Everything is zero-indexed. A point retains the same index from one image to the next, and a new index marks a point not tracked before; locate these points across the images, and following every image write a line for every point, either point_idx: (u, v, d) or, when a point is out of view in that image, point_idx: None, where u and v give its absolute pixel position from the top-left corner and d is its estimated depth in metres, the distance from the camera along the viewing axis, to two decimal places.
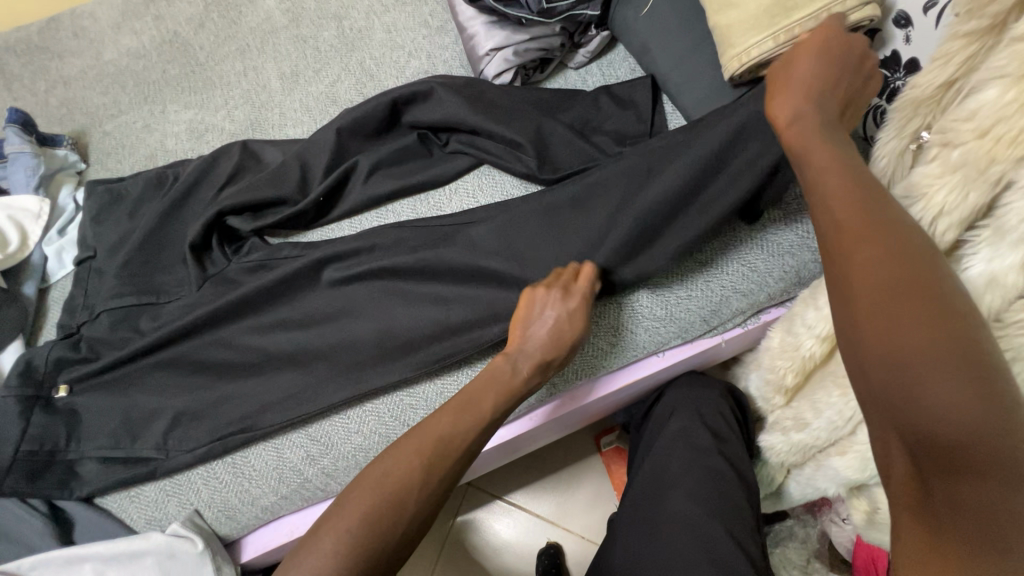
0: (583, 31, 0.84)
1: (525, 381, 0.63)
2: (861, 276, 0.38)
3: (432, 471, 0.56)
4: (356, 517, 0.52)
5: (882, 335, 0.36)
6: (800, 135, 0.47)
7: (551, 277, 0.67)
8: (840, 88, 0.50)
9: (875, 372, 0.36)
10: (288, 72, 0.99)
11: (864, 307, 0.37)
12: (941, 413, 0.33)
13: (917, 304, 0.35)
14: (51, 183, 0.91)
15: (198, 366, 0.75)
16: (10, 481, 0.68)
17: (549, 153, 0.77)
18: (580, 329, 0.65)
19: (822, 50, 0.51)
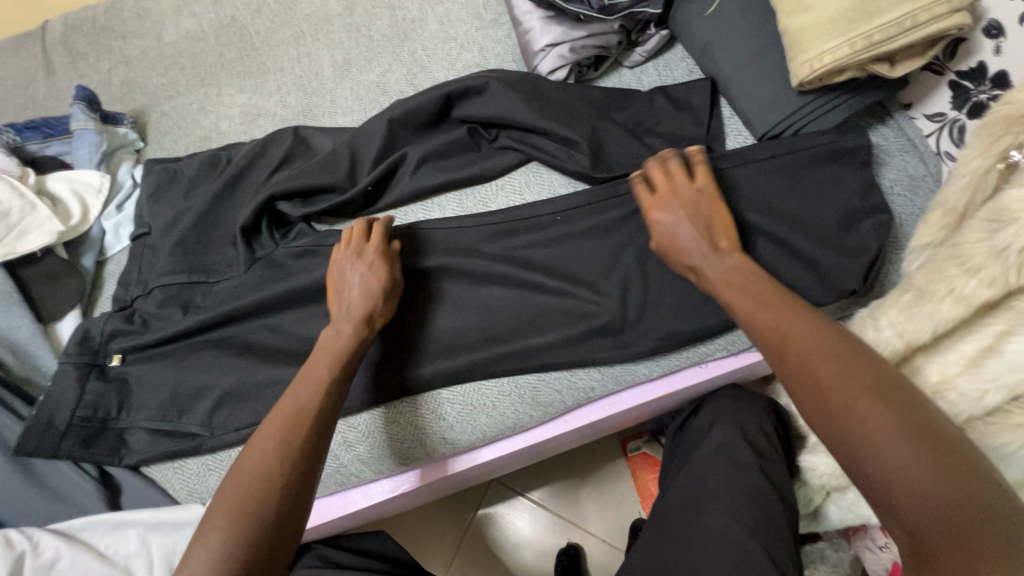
0: (642, 29, 0.82)
1: (355, 339, 0.64)
2: (802, 360, 0.47)
3: (289, 444, 0.54)
4: (231, 507, 0.50)
5: (822, 394, 0.45)
6: (703, 274, 0.60)
7: (341, 249, 0.70)
8: (705, 215, 0.62)
9: (833, 429, 0.43)
10: (340, 60, 1.00)
11: (811, 384, 0.46)
12: (902, 451, 0.40)
13: (860, 375, 0.44)
14: (112, 159, 0.95)
15: (245, 348, 0.77)
16: (66, 445, 0.72)
17: (601, 155, 0.76)
18: (390, 276, 0.69)
19: (660, 198, 0.64)
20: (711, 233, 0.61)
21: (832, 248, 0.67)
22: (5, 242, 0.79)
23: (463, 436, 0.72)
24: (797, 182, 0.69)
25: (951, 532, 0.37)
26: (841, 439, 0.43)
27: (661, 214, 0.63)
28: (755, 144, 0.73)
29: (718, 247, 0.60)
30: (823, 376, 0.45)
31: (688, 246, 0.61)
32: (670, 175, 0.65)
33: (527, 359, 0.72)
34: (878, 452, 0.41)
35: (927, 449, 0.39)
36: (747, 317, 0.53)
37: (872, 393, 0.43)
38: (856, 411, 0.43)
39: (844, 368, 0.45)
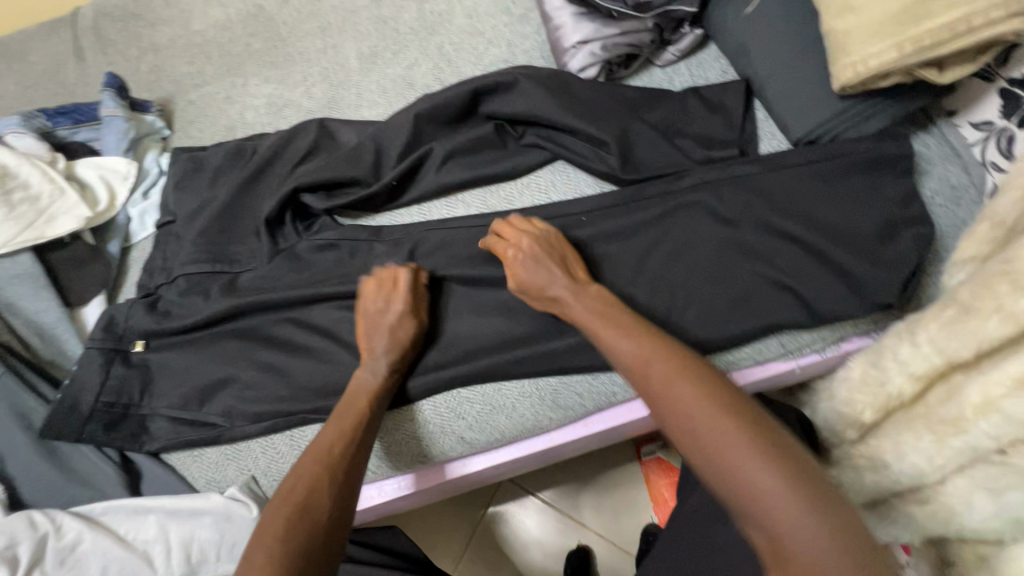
0: (676, 28, 0.80)
1: (388, 381, 0.67)
2: (668, 390, 0.53)
3: (336, 468, 0.58)
4: (276, 531, 0.52)
5: (683, 418, 0.51)
6: (569, 308, 0.65)
7: (371, 294, 0.70)
8: (557, 253, 0.68)
9: (696, 448, 0.49)
10: (367, 53, 1.00)
11: (678, 414, 0.51)
12: (748, 461, 0.46)
13: (710, 395, 0.51)
14: (139, 147, 0.95)
15: (267, 340, 0.77)
16: (89, 429, 0.73)
17: (631, 155, 0.75)
18: (418, 324, 0.70)
19: (512, 241, 0.70)
20: (564, 268, 0.67)
21: (867, 258, 0.65)
22: (36, 226, 0.80)
23: (481, 436, 0.72)
24: (832, 190, 0.67)
25: (803, 536, 0.42)
26: (708, 462, 0.48)
27: (515, 254, 0.69)
28: (790, 149, 0.71)
29: (576, 280, 0.66)
30: (682, 402, 0.51)
31: (546, 281, 0.67)
32: (513, 225, 0.71)
33: (549, 361, 0.71)
34: (739, 471, 0.46)
35: (767, 453, 0.46)
36: (616, 350, 0.59)
37: (728, 416, 0.49)
38: (718, 436, 0.48)
39: (702, 395, 0.51)
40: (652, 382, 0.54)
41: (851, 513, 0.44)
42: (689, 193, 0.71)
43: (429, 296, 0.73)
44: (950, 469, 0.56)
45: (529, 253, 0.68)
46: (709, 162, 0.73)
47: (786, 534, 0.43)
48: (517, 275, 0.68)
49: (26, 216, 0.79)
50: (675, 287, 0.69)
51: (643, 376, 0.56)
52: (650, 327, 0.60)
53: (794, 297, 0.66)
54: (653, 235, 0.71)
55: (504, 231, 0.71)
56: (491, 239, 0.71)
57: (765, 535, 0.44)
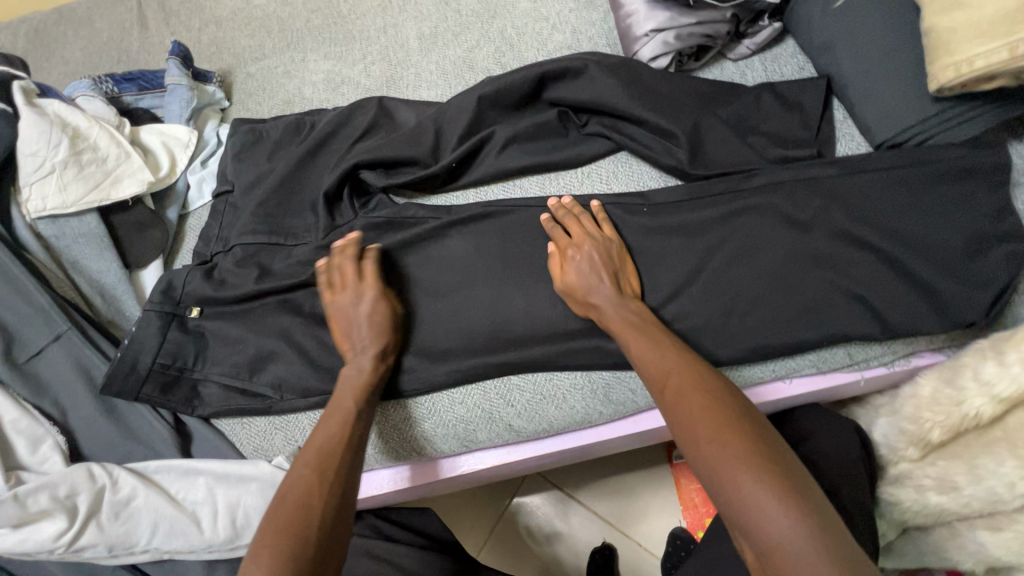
0: (754, 21, 0.77)
1: (375, 374, 0.66)
2: (679, 399, 0.53)
3: (326, 469, 0.56)
4: (271, 536, 0.51)
5: (690, 428, 0.51)
6: (606, 316, 0.64)
7: (340, 287, 0.70)
8: (611, 264, 0.67)
9: (699, 459, 0.49)
10: (427, 33, 0.99)
11: (687, 424, 0.52)
12: (746, 476, 0.46)
13: (719, 411, 0.51)
14: (199, 117, 0.96)
15: (320, 316, 0.78)
16: (146, 389, 0.74)
17: (701, 150, 0.72)
18: (391, 310, 0.70)
19: (574, 242, 0.68)
20: (616, 278, 0.66)
21: (950, 272, 0.62)
22: (102, 188, 0.80)
23: (528, 425, 0.71)
24: (918, 198, 0.64)
25: (790, 556, 0.42)
26: (707, 473, 0.49)
27: (575, 254, 0.67)
28: (871, 152, 0.69)
29: (620, 292, 0.65)
30: (693, 412, 0.52)
31: (591, 286, 0.65)
32: (581, 224, 0.70)
33: (602, 356, 0.69)
34: (734, 484, 0.47)
35: (768, 472, 0.46)
36: (636, 355, 0.60)
37: (734, 432, 0.49)
38: (719, 449, 0.49)
39: (713, 409, 0.51)
40: (666, 390, 0.55)
41: (847, 542, 0.43)
42: (761, 192, 0.68)
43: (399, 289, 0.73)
44: None
45: (589, 254, 0.67)
46: (784, 161, 0.71)
47: (775, 552, 0.43)
48: (573, 276, 0.66)
49: (93, 177, 0.80)
50: (743, 289, 0.66)
51: (658, 382, 0.56)
52: (672, 339, 0.60)
53: (867, 309, 0.64)
54: (719, 233, 0.68)
55: (567, 229, 0.70)
56: (553, 232, 0.70)
57: (753, 548, 0.45)
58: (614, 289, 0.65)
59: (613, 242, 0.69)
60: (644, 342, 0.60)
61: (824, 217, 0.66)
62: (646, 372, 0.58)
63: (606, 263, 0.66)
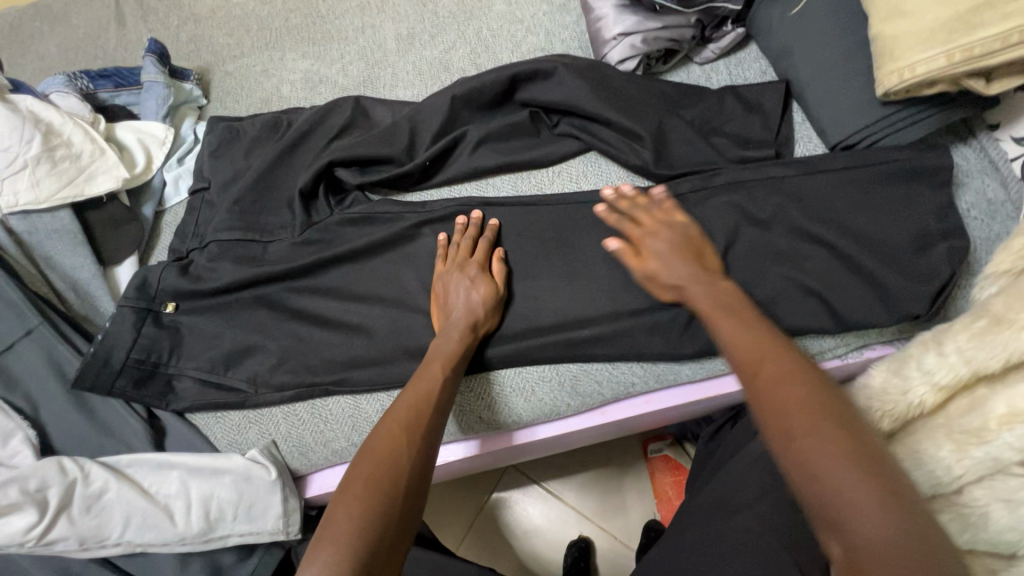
0: (717, 26, 0.80)
1: (463, 346, 0.67)
2: (774, 392, 0.49)
3: (413, 431, 0.58)
4: (358, 485, 0.54)
5: (783, 415, 0.47)
6: (692, 297, 0.61)
7: (447, 263, 0.72)
8: (693, 248, 0.65)
9: (793, 447, 0.45)
10: (404, 34, 1.01)
11: (779, 411, 0.47)
12: (843, 469, 0.42)
13: (818, 401, 0.47)
14: (176, 114, 0.97)
15: (294, 313, 0.78)
16: (119, 384, 0.75)
17: (667, 151, 0.75)
18: (493, 289, 0.70)
19: (648, 230, 0.68)
20: (699, 260, 0.64)
21: (897, 267, 0.65)
22: (76, 183, 0.81)
23: (498, 417, 0.72)
24: (867, 198, 0.67)
25: (883, 556, 0.39)
26: (795, 463, 0.45)
27: (653, 242, 0.66)
28: (826, 154, 0.72)
29: (709, 273, 0.63)
30: (789, 400, 0.48)
31: (673, 269, 0.64)
32: (652, 214, 0.69)
33: (569, 349, 0.71)
34: (838, 489, 0.42)
35: (864, 468, 0.42)
36: (726, 338, 0.56)
37: (838, 432, 0.45)
38: (821, 448, 0.44)
39: (817, 405, 0.47)
40: (766, 375, 0.50)
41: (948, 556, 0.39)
42: (721, 191, 0.71)
43: (506, 266, 0.74)
44: (969, 479, 0.57)
45: (667, 241, 0.66)
46: (745, 161, 0.73)
47: (865, 548, 0.40)
48: (653, 261, 0.66)
49: (66, 172, 0.80)
50: None
51: (753, 367, 0.52)
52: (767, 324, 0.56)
53: (822, 304, 0.66)
54: None
55: (637, 220, 0.69)
56: (620, 223, 0.69)
57: (840, 542, 0.41)
58: (696, 272, 0.63)
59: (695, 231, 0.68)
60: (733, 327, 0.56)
61: (782, 216, 0.69)
62: (739, 356, 0.53)
63: (687, 248, 0.65)
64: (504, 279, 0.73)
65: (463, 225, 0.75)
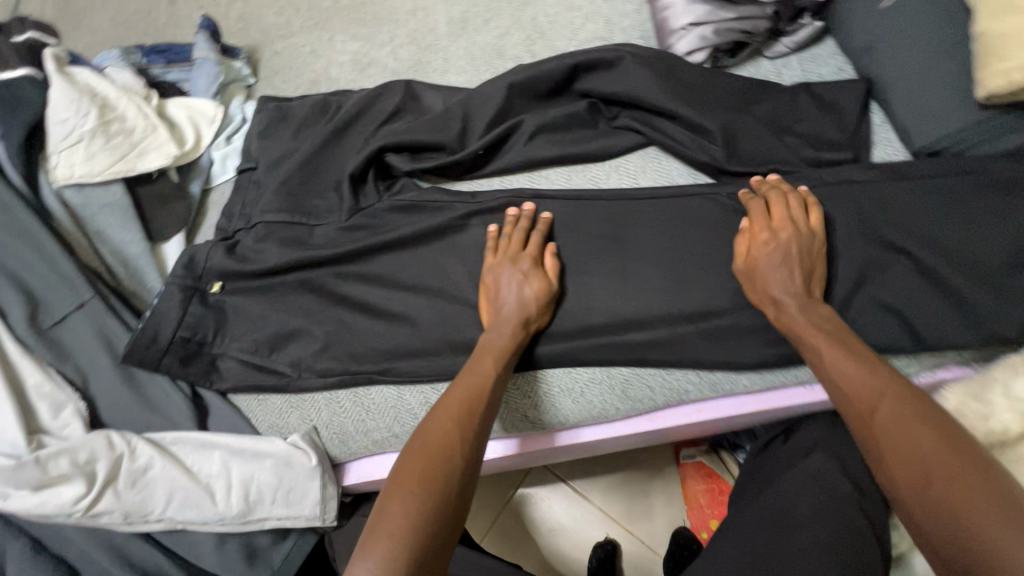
0: (793, 19, 0.75)
1: (515, 342, 0.65)
2: (896, 433, 0.52)
3: (464, 426, 0.56)
4: (411, 480, 0.52)
5: (911, 461, 0.50)
6: (791, 319, 0.61)
7: (498, 255, 0.70)
8: (807, 262, 0.62)
9: (928, 495, 0.49)
10: (457, 18, 0.98)
11: (910, 458, 0.50)
12: (980, 512, 0.46)
13: (946, 446, 0.50)
14: (225, 92, 0.96)
15: (339, 299, 0.77)
16: (166, 361, 0.75)
17: (734, 148, 0.71)
18: (546, 285, 0.68)
19: (772, 225, 0.64)
20: (806, 276, 0.62)
21: (987, 285, 0.60)
22: (128, 159, 0.80)
23: (543, 416, 0.70)
24: (957, 209, 0.63)
25: None
26: (932, 508, 0.48)
27: (767, 238, 0.63)
28: (909, 159, 0.68)
29: (810, 295, 0.61)
30: (917, 446, 0.51)
31: (778, 280, 0.62)
32: (784, 205, 0.65)
33: (623, 352, 0.68)
34: (981, 535, 0.45)
35: (1003, 511, 0.46)
36: (836, 374, 0.57)
37: (972, 475, 0.48)
38: (956, 493, 0.48)
39: (948, 451, 0.50)
40: (889, 418, 0.53)
41: None
42: None
43: (559, 261, 0.71)
44: None
45: (788, 244, 0.62)
46: (819, 164, 0.69)
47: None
48: (759, 261, 0.64)
49: (119, 148, 0.80)
50: None
51: (871, 411, 0.54)
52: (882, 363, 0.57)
53: (900, 319, 0.62)
54: None
55: (767, 207, 0.66)
56: (755, 207, 0.66)
57: None
58: (800, 289, 0.61)
59: (821, 241, 0.63)
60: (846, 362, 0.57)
61: (859, 223, 0.65)
62: (854, 396, 0.55)
63: (801, 257, 0.62)
64: (558, 274, 0.70)
65: (515, 216, 0.73)
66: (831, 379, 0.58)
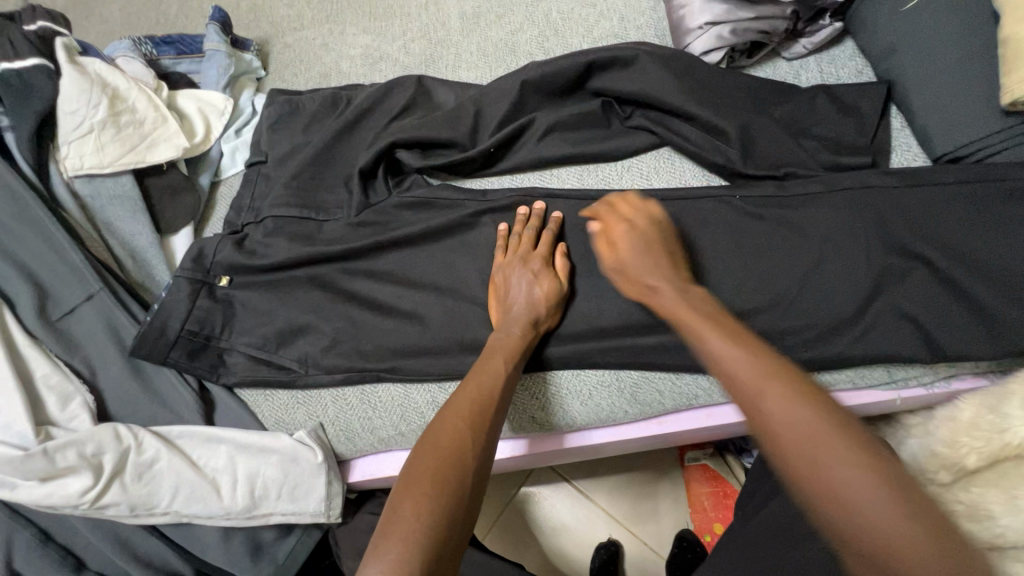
0: (812, 20, 0.74)
1: (524, 342, 0.64)
2: (774, 417, 0.42)
3: (477, 425, 0.56)
4: (425, 478, 0.51)
5: (796, 443, 0.40)
6: (670, 301, 0.55)
7: (508, 254, 0.69)
8: (662, 246, 0.62)
9: (810, 482, 0.39)
10: (469, 13, 0.97)
11: (792, 440, 0.40)
12: (870, 501, 0.37)
13: (827, 421, 0.40)
14: (235, 85, 0.96)
15: (348, 296, 0.77)
16: (173, 354, 0.75)
17: (750, 149, 0.70)
18: (556, 285, 0.67)
19: (625, 216, 0.64)
20: (671, 262, 0.61)
21: (1011, 297, 0.59)
22: (138, 150, 0.80)
23: (551, 418, 0.70)
24: (979, 217, 0.62)
25: None
26: (820, 498, 0.39)
27: (625, 227, 0.63)
28: (929, 165, 0.67)
29: (677, 274, 0.59)
30: (795, 423, 0.41)
31: (647, 269, 0.60)
32: (627, 201, 0.66)
33: (633, 355, 0.68)
34: (874, 530, 0.36)
35: (891, 494, 0.37)
36: (718, 355, 0.47)
37: (859, 454, 0.39)
38: (836, 474, 0.38)
39: (827, 426, 0.40)
40: (771, 398, 0.42)
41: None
42: (810, 200, 0.67)
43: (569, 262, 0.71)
44: None
45: (645, 231, 0.63)
46: (836, 168, 0.68)
47: None
48: (618, 252, 0.62)
49: (130, 139, 0.79)
50: (787, 296, 0.64)
51: (755, 392, 0.43)
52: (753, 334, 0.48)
53: (917, 329, 0.61)
54: (761, 237, 0.66)
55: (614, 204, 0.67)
56: (602, 206, 0.67)
57: None
58: (664, 270, 0.59)
59: (671, 233, 0.65)
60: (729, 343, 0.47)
61: (877, 229, 0.64)
62: (734, 375, 0.45)
63: (656, 242, 0.62)
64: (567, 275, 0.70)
65: (525, 216, 0.72)
66: (714, 362, 0.47)
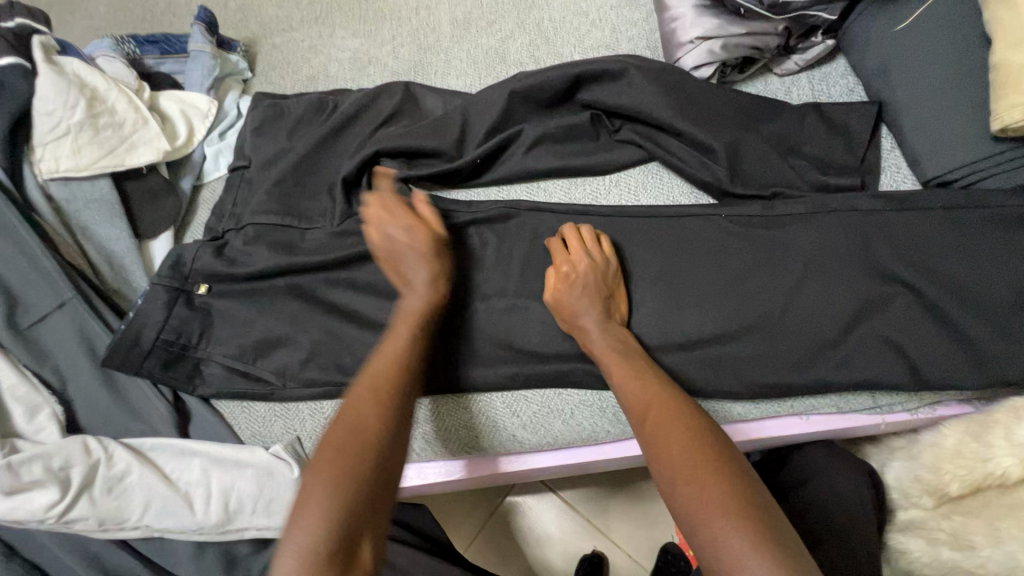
0: (805, 36, 0.73)
1: (431, 299, 0.63)
2: (659, 432, 0.53)
3: (382, 395, 0.54)
4: (327, 454, 0.50)
5: (666, 465, 0.51)
6: (592, 342, 0.62)
7: (371, 219, 0.67)
8: (606, 288, 0.64)
9: (676, 496, 0.49)
10: (461, 19, 0.96)
11: (664, 461, 0.51)
12: (712, 511, 0.46)
13: (692, 447, 0.51)
14: (220, 86, 0.93)
15: (328, 307, 0.75)
16: (148, 364, 0.73)
17: (739, 167, 0.69)
18: (431, 231, 0.66)
19: (571, 255, 0.65)
20: (608, 300, 0.64)
21: (995, 327, 0.59)
22: (116, 153, 0.78)
23: (533, 437, 0.69)
24: (966, 243, 0.61)
25: None
26: (685, 512, 0.48)
27: (570, 268, 0.64)
28: (919, 189, 0.66)
29: (608, 316, 0.63)
30: (669, 447, 0.52)
31: (581, 310, 0.63)
32: (580, 238, 0.67)
33: None
34: (713, 537, 0.45)
35: (735, 510, 0.46)
36: (623, 391, 0.58)
37: (713, 475, 0.48)
38: (691, 489, 0.48)
39: (689, 451, 0.50)
40: (655, 426, 0.54)
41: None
42: (799, 221, 0.66)
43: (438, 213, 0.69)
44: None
45: (589, 269, 0.64)
46: (825, 188, 0.68)
47: None
48: (561, 292, 0.64)
49: (108, 141, 0.77)
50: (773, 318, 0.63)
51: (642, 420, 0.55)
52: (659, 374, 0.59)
53: (903, 358, 0.61)
54: (748, 258, 0.66)
55: (565, 241, 0.67)
56: (554, 242, 0.68)
57: None
58: (599, 311, 0.63)
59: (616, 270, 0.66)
60: (631, 378, 0.58)
61: (864, 253, 0.63)
62: (631, 405, 0.57)
63: (597, 282, 0.63)
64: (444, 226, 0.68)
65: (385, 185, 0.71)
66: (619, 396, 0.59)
